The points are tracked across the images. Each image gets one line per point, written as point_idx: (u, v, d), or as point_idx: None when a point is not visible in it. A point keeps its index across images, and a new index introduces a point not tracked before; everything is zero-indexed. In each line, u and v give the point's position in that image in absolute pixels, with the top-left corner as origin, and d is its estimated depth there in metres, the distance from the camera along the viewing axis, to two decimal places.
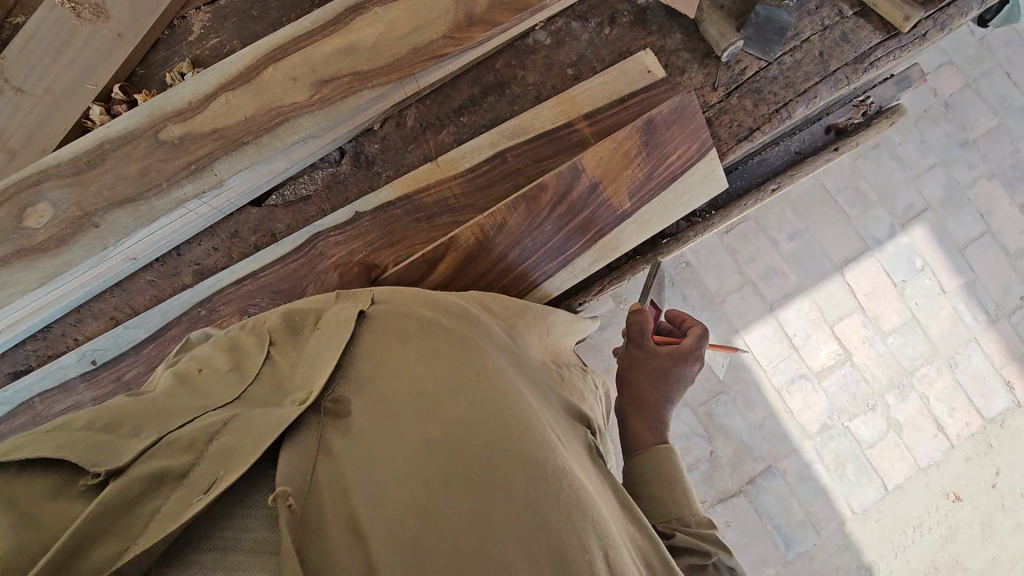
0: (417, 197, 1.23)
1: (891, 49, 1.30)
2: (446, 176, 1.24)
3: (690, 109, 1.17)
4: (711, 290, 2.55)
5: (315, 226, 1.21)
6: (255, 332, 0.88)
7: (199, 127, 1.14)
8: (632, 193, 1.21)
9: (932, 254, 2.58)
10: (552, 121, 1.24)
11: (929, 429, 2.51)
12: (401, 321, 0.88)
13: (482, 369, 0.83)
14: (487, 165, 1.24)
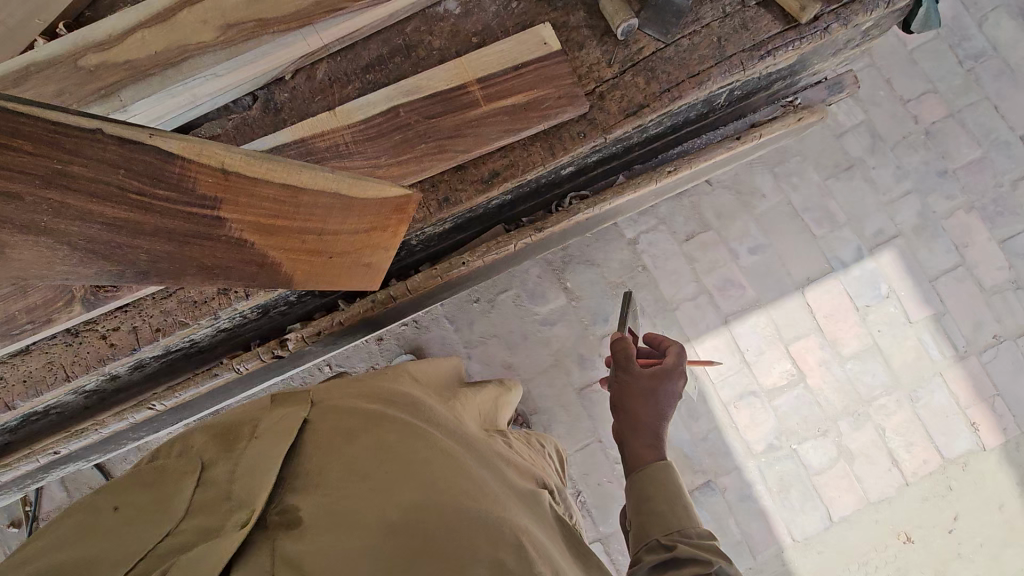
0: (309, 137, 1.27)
1: (789, 40, 1.31)
2: (338, 125, 1.28)
3: (552, 62, 1.29)
4: (666, 297, 2.53)
5: None
6: (185, 460, 1.00)
7: (115, 58, 1.24)
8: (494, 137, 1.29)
9: (900, 281, 2.50)
10: (446, 81, 1.28)
11: (882, 462, 2.39)
12: (340, 423, 1.05)
13: (420, 455, 1.00)
14: (379, 118, 1.28)
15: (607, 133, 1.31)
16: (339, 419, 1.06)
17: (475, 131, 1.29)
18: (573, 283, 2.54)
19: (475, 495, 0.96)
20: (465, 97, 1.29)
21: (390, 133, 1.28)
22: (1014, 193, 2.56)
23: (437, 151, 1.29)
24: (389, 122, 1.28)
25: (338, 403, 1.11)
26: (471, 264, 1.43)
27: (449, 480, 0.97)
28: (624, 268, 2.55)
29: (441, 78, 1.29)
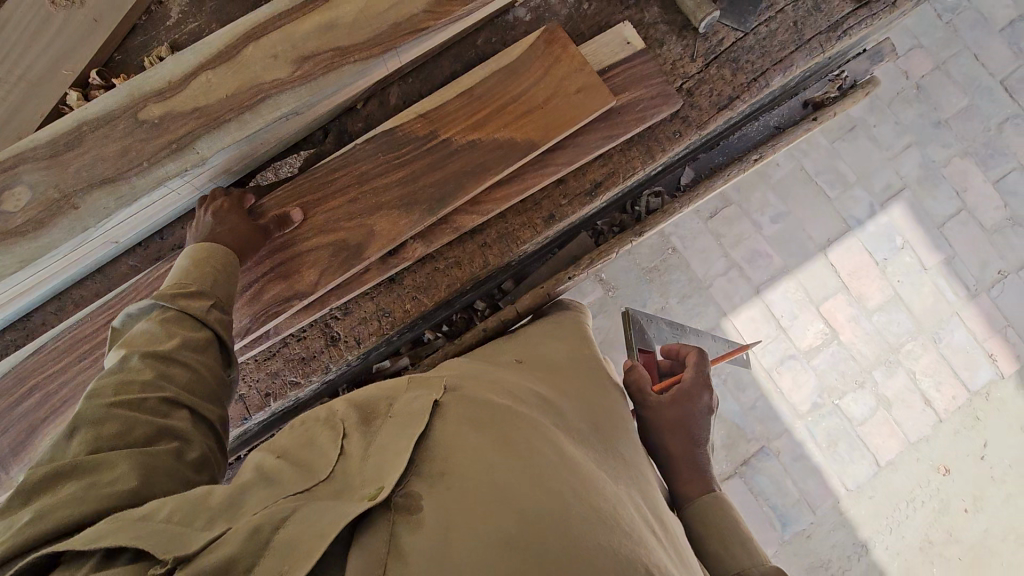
0: (407, 148, 1.19)
1: (863, 18, 1.32)
2: (433, 138, 1.19)
3: (641, 64, 1.26)
4: (699, 276, 2.58)
5: (305, 189, 1.18)
6: (330, 422, 0.80)
7: (181, 106, 1.13)
8: (600, 145, 1.24)
9: (910, 232, 2.63)
10: (541, 73, 1.20)
11: (917, 404, 2.53)
12: (469, 415, 0.77)
13: (555, 471, 0.71)
14: (476, 124, 1.19)
15: (704, 129, 1.30)
16: (474, 404, 0.80)
17: (575, 142, 1.24)
18: (608, 274, 2.55)
19: (620, 526, 0.69)
20: (567, 89, 1.19)
21: (487, 134, 1.19)
22: (1001, 136, 2.72)
23: (537, 162, 1.23)
24: (487, 121, 1.19)
25: (472, 390, 0.83)
26: (570, 281, 1.38)
27: (591, 501, 0.69)
28: (655, 252, 2.57)
29: (535, 69, 1.21)
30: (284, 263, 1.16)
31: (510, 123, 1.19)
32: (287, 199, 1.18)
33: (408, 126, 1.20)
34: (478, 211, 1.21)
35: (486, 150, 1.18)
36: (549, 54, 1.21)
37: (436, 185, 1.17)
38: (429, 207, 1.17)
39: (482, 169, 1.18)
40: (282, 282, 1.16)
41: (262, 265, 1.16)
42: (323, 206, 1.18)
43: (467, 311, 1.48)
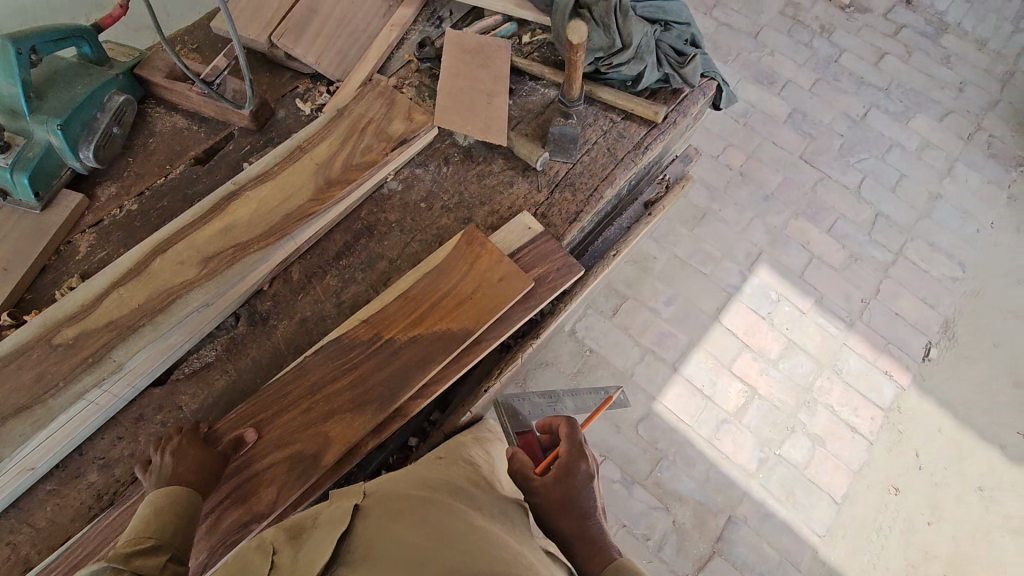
0: (355, 352, 1.31)
1: (656, 135, 1.72)
2: (374, 337, 1.33)
3: (540, 239, 1.50)
4: (620, 368, 2.77)
5: (256, 406, 1.24)
6: (259, 543, 0.88)
7: (94, 323, 1.24)
8: (521, 314, 1.41)
9: (780, 286, 3.04)
10: (465, 268, 1.42)
11: (846, 434, 2.72)
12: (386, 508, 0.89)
13: (465, 537, 0.83)
14: (415, 321, 1.35)
15: (564, 240, 1.55)
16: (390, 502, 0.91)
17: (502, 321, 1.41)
18: (538, 388, 2.68)
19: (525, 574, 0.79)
20: (490, 278, 1.41)
21: (426, 327, 1.34)
22: (816, 195, 3.33)
23: (472, 343, 1.37)
24: (425, 317, 1.35)
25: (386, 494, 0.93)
26: (489, 399, 1.47)
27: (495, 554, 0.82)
28: (574, 357, 2.77)
29: (460, 265, 1.42)
30: (242, 485, 1.17)
31: (445, 315, 1.36)
32: (242, 421, 1.23)
33: (353, 332, 1.33)
34: (422, 396, 1.31)
35: (426, 342, 1.32)
36: (472, 253, 1.44)
37: (384, 383, 1.27)
38: (380, 407, 1.25)
39: (425, 360, 1.30)
40: (238, 507, 1.15)
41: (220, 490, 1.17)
42: (278, 422, 1.23)
43: (404, 452, 1.53)
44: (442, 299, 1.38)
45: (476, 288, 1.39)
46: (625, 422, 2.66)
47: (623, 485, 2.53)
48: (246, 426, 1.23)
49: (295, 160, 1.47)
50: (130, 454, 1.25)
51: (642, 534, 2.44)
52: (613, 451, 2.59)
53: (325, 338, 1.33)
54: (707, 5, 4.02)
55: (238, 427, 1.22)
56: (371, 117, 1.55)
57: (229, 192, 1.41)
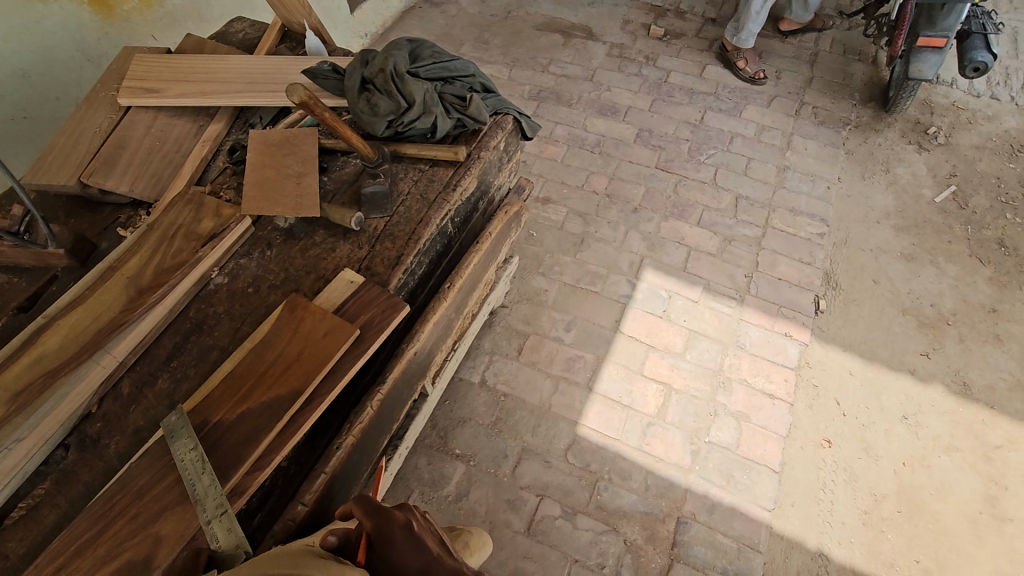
0: (182, 445, 1.29)
1: (463, 172, 1.86)
2: (200, 425, 1.32)
3: (361, 288, 1.56)
4: (538, 404, 2.77)
5: (76, 526, 1.19)
6: None
7: None
8: (352, 362, 1.44)
9: (668, 284, 3.18)
10: (287, 335, 1.46)
11: (767, 402, 2.77)
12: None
13: None
14: (241, 397, 1.35)
15: (390, 285, 1.61)
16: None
17: (334, 374, 1.42)
18: (461, 446, 2.64)
19: None
20: (312, 337, 1.44)
21: (252, 400, 1.35)
22: (679, 195, 3.58)
23: (305, 404, 1.37)
24: (251, 391, 1.36)
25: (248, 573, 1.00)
26: (344, 454, 1.44)
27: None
28: (491, 406, 2.76)
29: (282, 333, 1.46)
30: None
31: (271, 385, 1.37)
32: (63, 548, 1.17)
33: (180, 426, 1.32)
34: (261, 468, 1.28)
35: (255, 415, 1.32)
36: (294, 318, 1.48)
37: (214, 467, 1.25)
38: (207, 507, 1.19)
39: (256, 431, 1.30)
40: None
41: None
42: (103, 538, 1.17)
43: None
44: (264, 369, 1.40)
45: (299, 349, 1.42)
46: (554, 454, 2.62)
47: (567, 519, 2.45)
48: (68, 552, 1.16)
49: (105, 280, 1.51)
50: None
51: (597, 563, 2.35)
52: (550, 486, 2.54)
53: (152, 440, 1.31)
54: (543, 64, 4.44)
55: (59, 554, 1.16)
56: (180, 223, 1.64)
57: (39, 326, 1.43)
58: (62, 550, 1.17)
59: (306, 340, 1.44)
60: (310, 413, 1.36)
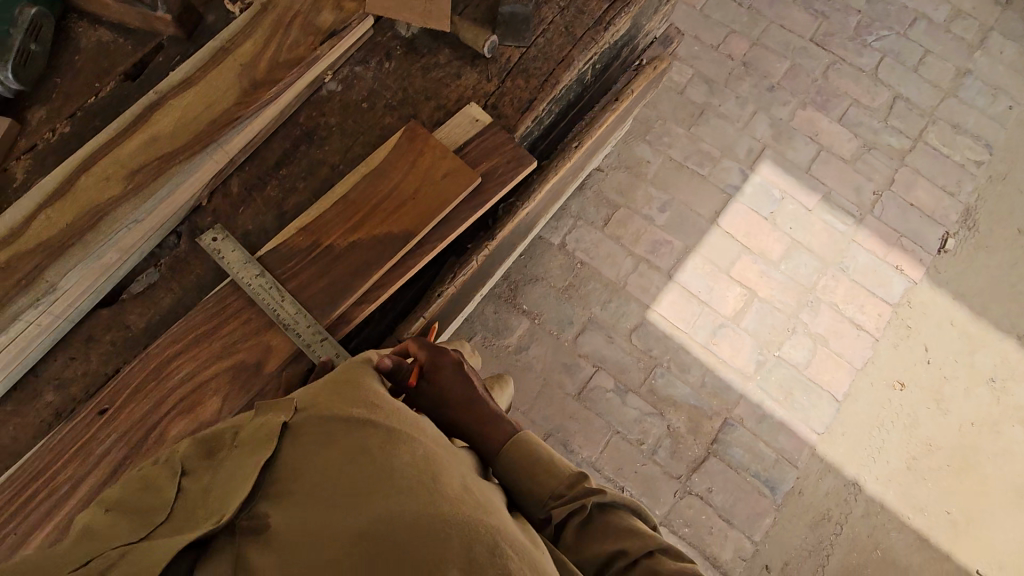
0: (293, 260, 1.26)
1: (619, 7, 1.55)
2: (311, 244, 1.28)
3: (487, 131, 1.40)
4: (612, 280, 2.68)
5: (193, 317, 1.22)
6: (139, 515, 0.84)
7: (25, 245, 1.21)
8: (468, 211, 1.34)
9: (784, 183, 2.86)
10: (404, 166, 1.33)
11: (851, 331, 2.63)
12: (304, 434, 0.90)
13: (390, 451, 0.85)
14: (354, 224, 1.28)
15: (517, 132, 1.44)
16: (320, 417, 0.92)
17: (449, 221, 1.33)
18: (528, 303, 2.62)
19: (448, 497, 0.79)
20: (432, 176, 1.32)
21: (366, 231, 1.28)
22: (828, 81, 3.05)
23: (416, 246, 1.31)
24: (363, 220, 1.29)
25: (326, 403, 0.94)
26: (444, 302, 1.42)
27: (470, 501, 0.81)
28: (566, 271, 2.68)
29: (399, 164, 1.34)
30: (187, 397, 1.17)
31: (385, 218, 1.29)
32: (180, 335, 1.21)
33: (290, 241, 1.28)
34: (368, 302, 1.27)
35: (368, 247, 1.26)
36: (413, 149, 1.35)
37: (325, 291, 1.24)
38: (302, 333, 1.21)
39: (367, 265, 1.25)
40: (186, 419, 1.15)
41: (165, 404, 1.16)
42: (218, 335, 1.22)
43: None
44: (379, 200, 1.30)
45: (417, 186, 1.31)
46: (618, 332, 2.61)
47: (617, 394, 2.52)
48: (186, 340, 1.21)
49: (217, 62, 1.37)
50: (86, 374, 1.25)
51: (637, 439, 2.44)
52: (608, 361, 2.57)
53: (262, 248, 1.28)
54: None
55: (177, 341, 1.20)
56: (296, 8, 1.43)
57: (150, 103, 1.33)
58: (181, 337, 1.21)
59: (425, 178, 1.32)
60: (421, 258, 1.30)
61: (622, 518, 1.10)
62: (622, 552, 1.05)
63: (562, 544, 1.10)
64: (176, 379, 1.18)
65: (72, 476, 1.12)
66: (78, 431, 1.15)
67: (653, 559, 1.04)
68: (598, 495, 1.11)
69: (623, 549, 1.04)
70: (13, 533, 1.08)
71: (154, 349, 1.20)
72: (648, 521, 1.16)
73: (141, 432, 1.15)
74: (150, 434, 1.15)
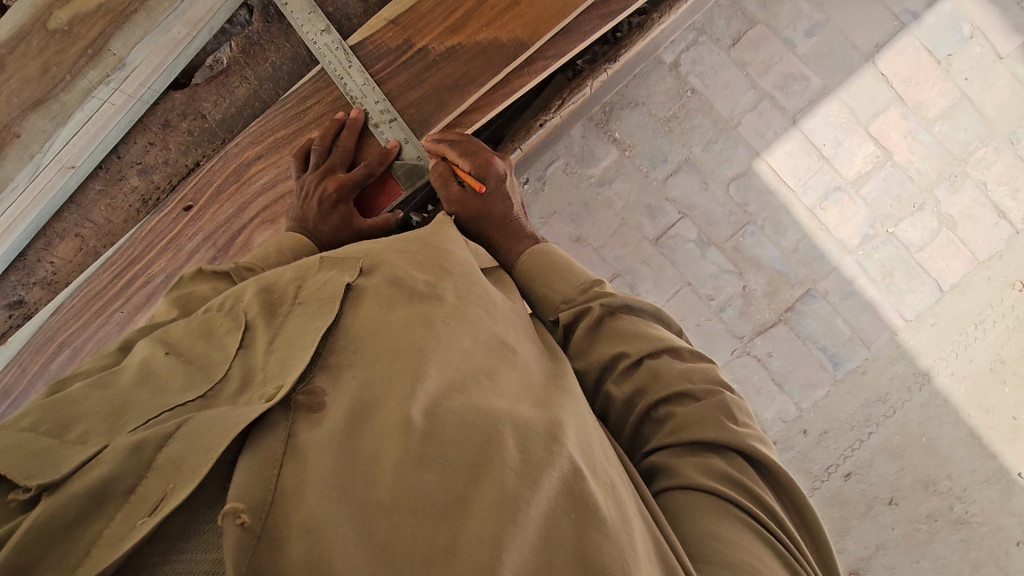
0: (382, 62, 1.11)
1: None
2: (402, 45, 1.11)
3: None
4: (724, 116, 2.29)
5: (273, 118, 1.15)
6: (197, 367, 0.85)
7: (84, 7, 1.06)
8: (594, 23, 1.10)
9: (982, 16, 2.22)
10: None
11: (989, 218, 2.29)
12: (373, 301, 0.91)
13: (448, 336, 0.86)
14: (454, 25, 1.09)
15: None
16: (387, 286, 0.93)
17: (568, 33, 1.10)
18: (621, 132, 2.30)
19: (504, 393, 0.81)
20: None
21: (467, 38, 1.09)
22: None
23: (525, 63, 1.11)
24: (467, 20, 1.09)
25: (394, 265, 0.96)
26: (544, 131, 1.28)
27: (525, 390, 0.85)
28: (671, 98, 2.28)
29: None
30: (269, 207, 1.16)
31: (493, 21, 1.08)
32: (260, 138, 1.16)
33: (380, 37, 1.11)
34: (462, 127, 1.12)
35: (469, 59, 1.09)
36: None
37: (417, 106, 1.11)
38: (370, 110, 1.12)
39: (465, 81, 1.09)
40: (269, 228, 1.16)
41: (248, 210, 1.16)
42: (292, 142, 1.15)
43: None
44: None
45: None
46: (715, 179, 2.32)
47: (697, 246, 2.33)
48: (266, 145, 1.16)
49: None
50: (167, 161, 1.22)
51: (707, 294, 2.35)
52: (695, 210, 2.33)
53: (350, 41, 1.12)
54: None
55: (259, 146, 1.16)
56: None
57: None
58: (262, 142, 1.16)
59: None
60: (528, 78, 1.11)
61: (629, 320, 1.01)
62: (623, 354, 0.96)
63: (570, 348, 1.05)
64: (258, 187, 1.16)
65: (169, 268, 1.18)
66: (166, 223, 1.19)
67: (659, 360, 0.95)
68: (608, 298, 1.02)
69: (623, 351, 0.96)
70: (126, 309, 1.20)
71: (234, 150, 1.16)
72: (669, 329, 1.04)
73: (228, 235, 1.17)
74: (236, 240, 1.17)
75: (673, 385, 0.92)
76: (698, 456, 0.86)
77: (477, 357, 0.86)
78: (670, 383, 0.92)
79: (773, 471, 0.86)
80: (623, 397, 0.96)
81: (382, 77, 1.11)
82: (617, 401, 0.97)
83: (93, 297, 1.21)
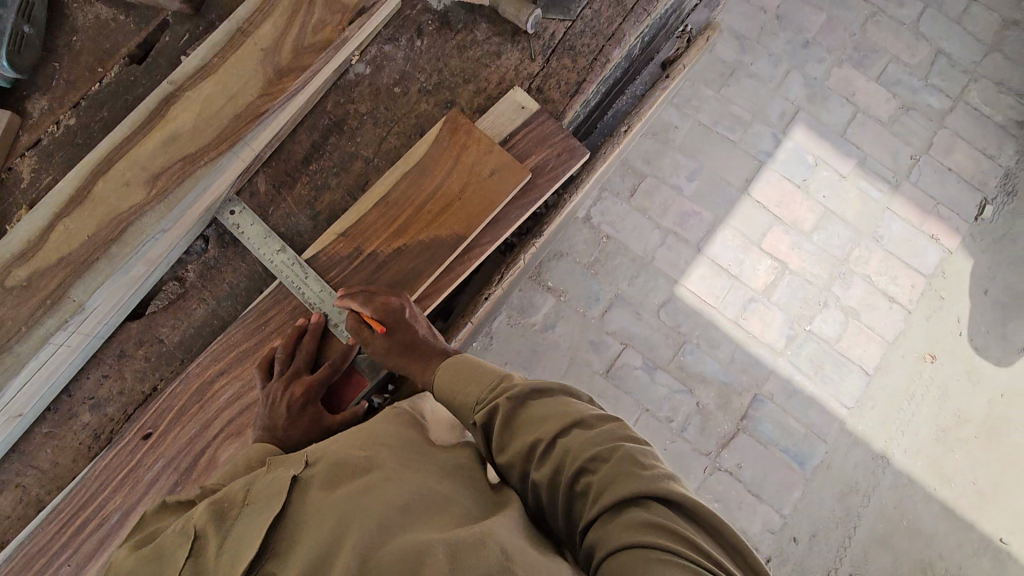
0: (336, 269, 1.23)
1: None
2: (353, 252, 1.23)
3: (537, 121, 1.32)
4: (640, 254, 2.58)
5: (233, 334, 1.20)
6: None
7: (45, 261, 1.12)
8: (517, 210, 1.29)
9: (819, 148, 2.73)
10: (447, 162, 1.26)
11: (883, 304, 2.60)
12: (317, 482, 0.88)
13: (388, 487, 0.85)
14: (398, 230, 1.24)
15: (564, 118, 1.35)
16: (331, 464, 0.90)
17: (497, 222, 1.28)
18: (553, 280, 2.51)
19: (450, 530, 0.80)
20: (479, 172, 1.25)
21: (410, 239, 1.23)
22: (867, 34, 2.83)
23: (464, 252, 1.27)
24: (409, 224, 1.24)
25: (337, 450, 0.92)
26: (490, 303, 1.41)
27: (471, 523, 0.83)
28: (591, 245, 2.56)
29: (441, 159, 1.26)
30: (234, 421, 1.17)
31: (431, 222, 1.24)
32: (221, 354, 1.20)
33: (332, 248, 1.24)
34: None
35: (415, 256, 1.22)
36: (455, 144, 1.27)
37: None
38: (330, 312, 1.20)
39: (414, 275, 1.22)
40: (235, 441, 1.16)
41: (212, 427, 1.17)
42: (253, 353, 1.20)
43: None
44: (422, 201, 1.25)
45: (462, 185, 1.25)
46: (646, 308, 2.52)
47: (645, 371, 2.46)
48: (226, 360, 1.19)
49: (235, 48, 1.22)
50: (121, 392, 1.21)
51: (666, 417, 2.42)
52: (635, 339, 2.49)
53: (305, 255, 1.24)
54: None
55: (220, 363, 1.19)
56: None
57: (165, 94, 1.20)
58: (222, 358, 1.19)
59: (472, 175, 1.25)
60: (468, 264, 1.26)
61: (540, 405, 0.96)
62: (537, 440, 0.90)
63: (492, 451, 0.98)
64: (221, 404, 1.17)
65: (126, 501, 1.13)
66: (122, 455, 1.15)
67: (570, 435, 0.90)
68: (513, 389, 0.98)
69: (537, 437, 0.91)
70: (75, 558, 1.11)
71: (194, 370, 1.18)
72: (580, 401, 1.00)
73: (192, 456, 1.16)
74: (199, 459, 1.15)
75: (584, 453, 0.86)
76: (623, 515, 0.80)
77: (419, 502, 0.84)
78: (583, 451, 0.86)
79: (689, 507, 0.80)
80: (546, 484, 0.89)
81: (336, 282, 1.22)
82: (543, 489, 0.89)
83: (35, 553, 1.11)
